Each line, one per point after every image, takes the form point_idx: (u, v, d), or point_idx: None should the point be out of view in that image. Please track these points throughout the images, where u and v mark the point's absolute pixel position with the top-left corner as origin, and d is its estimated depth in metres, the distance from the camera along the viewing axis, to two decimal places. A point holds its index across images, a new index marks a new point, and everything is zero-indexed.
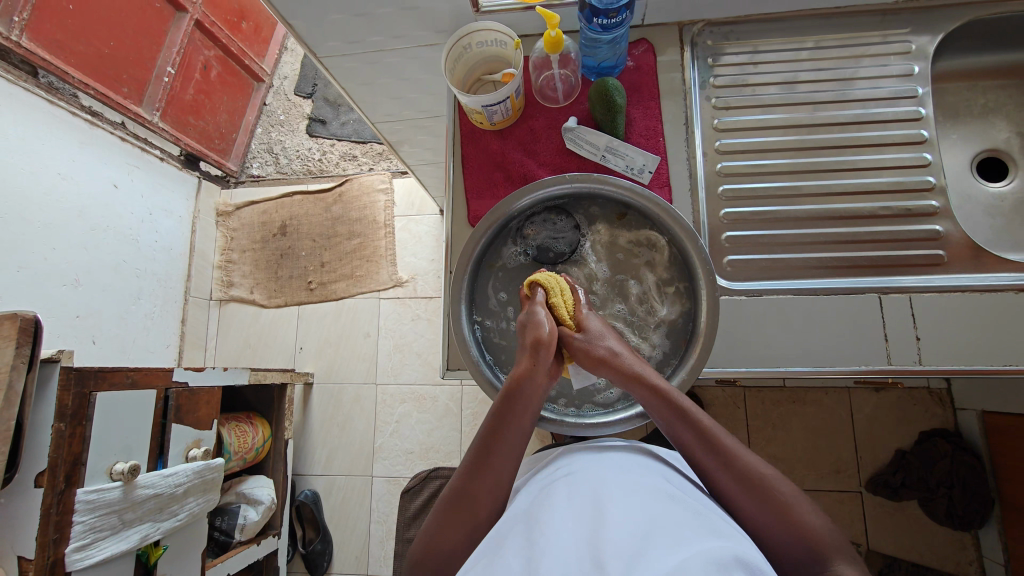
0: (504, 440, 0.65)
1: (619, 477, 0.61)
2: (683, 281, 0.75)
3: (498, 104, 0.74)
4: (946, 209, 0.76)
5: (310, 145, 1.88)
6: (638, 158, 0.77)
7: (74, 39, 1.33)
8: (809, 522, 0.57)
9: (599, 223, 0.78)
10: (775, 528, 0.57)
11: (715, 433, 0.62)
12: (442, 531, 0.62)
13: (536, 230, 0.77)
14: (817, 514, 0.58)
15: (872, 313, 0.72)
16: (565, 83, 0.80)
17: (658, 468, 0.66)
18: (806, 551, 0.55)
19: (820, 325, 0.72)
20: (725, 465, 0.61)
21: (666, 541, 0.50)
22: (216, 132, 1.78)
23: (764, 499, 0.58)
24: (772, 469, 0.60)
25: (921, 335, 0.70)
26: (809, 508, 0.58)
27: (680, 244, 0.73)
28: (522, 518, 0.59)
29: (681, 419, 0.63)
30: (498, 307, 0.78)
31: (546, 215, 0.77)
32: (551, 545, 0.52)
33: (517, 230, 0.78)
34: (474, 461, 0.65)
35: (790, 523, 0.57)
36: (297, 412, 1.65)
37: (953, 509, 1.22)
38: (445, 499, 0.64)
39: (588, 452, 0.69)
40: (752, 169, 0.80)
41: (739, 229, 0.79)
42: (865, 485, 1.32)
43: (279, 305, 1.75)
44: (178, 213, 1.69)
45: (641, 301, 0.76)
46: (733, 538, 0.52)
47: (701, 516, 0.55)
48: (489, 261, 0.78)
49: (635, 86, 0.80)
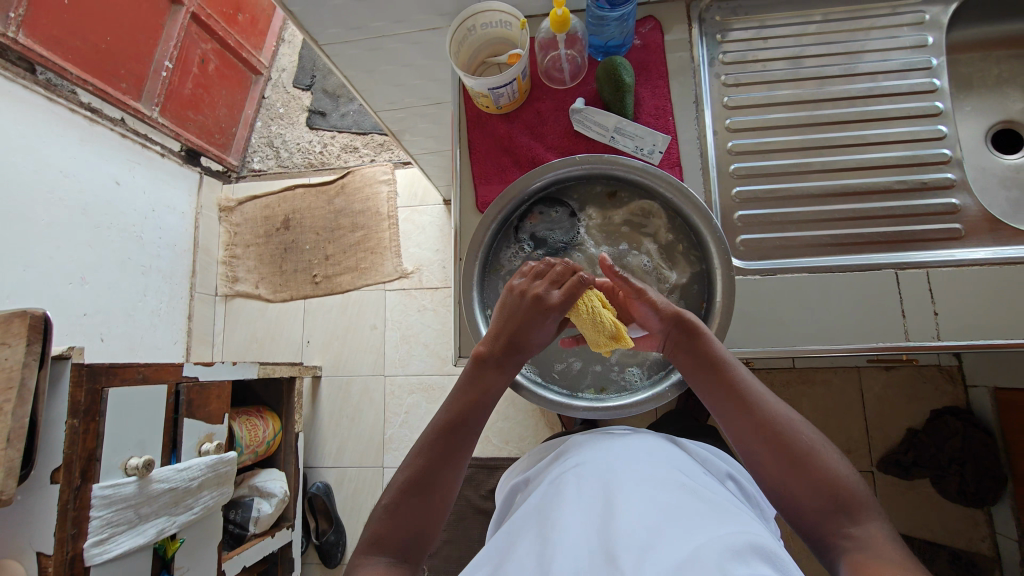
0: (468, 417, 0.64)
1: (628, 465, 0.61)
2: (688, 241, 0.74)
3: (504, 85, 0.73)
4: (962, 182, 0.75)
5: (310, 138, 1.87)
6: (648, 138, 0.76)
7: (69, 34, 1.31)
8: (836, 473, 0.56)
9: (592, 208, 0.77)
10: (805, 482, 0.56)
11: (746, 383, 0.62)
12: (398, 511, 0.58)
13: (533, 220, 0.76)
14: (843, 467, 0.58)
15: (890, 289, 0.71)
16: (572, 63, 0.78)
17: (673, 455, 0.65)
18: (840, 502, 0.55)
19: (836, 301, 0.71)
20: (763, 417, 0.60)
21: (679, 530, 0.49)
22: (215, 126, 1.77)
23: (795, 452, 0.57)
24: (796, 417, 0.61)
25: (940, 309, 0.69)
26: (836, 459, 0.58)
27: (682, 210, 0.73)
28: (533, 511, 0.59)
29: (712, 369, 0.63)
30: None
31: (540, 206, 0.77)
32: (563, 539, 0.51)
33: (513, 225, 0.76)
34: (432, 440, 0.63)
35: (819, 476, 0.56)
36: (306, 406, 1.65)
37: (965, 486, 1.22)
38: (401, 479, 0.61)
39: (599, 439, 0.69)
40: (763, 146, 0.79)
41: (750, 208, 0.78)
42: (876, 464, 1.32)
43: (284, 299, 1.75)
44: (180, 209, 1.68)
45: (651, 274, 0.75)
46: (748, 524, 0.52)
47: (715, 505, 0.55)
48: (491, 262, 0.76)
49: (643, 65, 0.79)
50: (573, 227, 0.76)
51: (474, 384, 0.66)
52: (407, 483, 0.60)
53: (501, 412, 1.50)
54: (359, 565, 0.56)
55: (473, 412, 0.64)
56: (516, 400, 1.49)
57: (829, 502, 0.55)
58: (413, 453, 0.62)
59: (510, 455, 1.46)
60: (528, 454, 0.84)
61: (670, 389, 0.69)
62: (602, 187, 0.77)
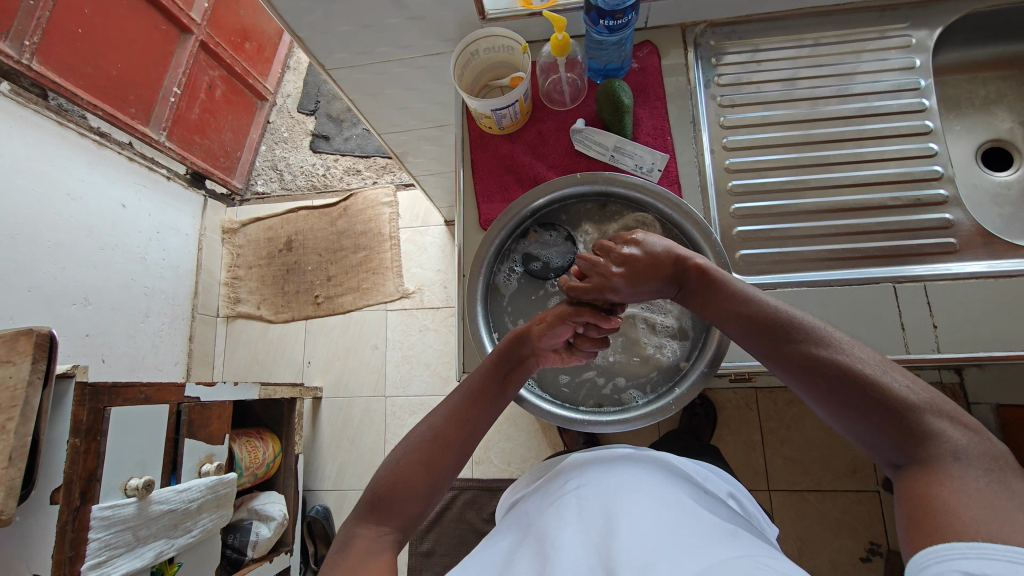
0: (491, 394, 0.68)
1: (629, 484, 0.61)
2: (684, 248, 0.75)
3: (507, 107, 0.75)
4: (955, 198, 0.77)
5: (313, 161, 1.90)
6: (647, 156, 0.78)
7: (81, 61, 1.35)
8: (888, 394, 0.52)
9: (587, 224, 0.78)
10: (856, 414, 0.53)
11: (772, 321, 0.60)
12: (404, 469, 0.62)
13: (530, 240, 0.77)
14: (900, 383, 0.52)
15: (888, 303, 0.72)
16: (572, 86, 0.81)
17: (673, 479, 0.65)
18: (898, 428, 0.51)
19: (835, 314, 0.72)
20: (793, 355, 0.58)
21: (684, 549, 0.49)
22: (221, 150, 1.80)
23: (830, 378, 0.55)
24: (838, 342, 0.56)
25: (938, 322, 0.70)
26: (890, 379, 0.53)
27: (679, 224, 0.74)
28: (535, 529, 0.59)
29: (735, 318, 0.63)
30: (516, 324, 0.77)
31: (533, 228, 0.77)
32: (563, 556, 0.52)
33: (508, 249, 0.77)
34: (440, 413, 0.66)
35: (869, 402, 0.52)
36: (306, 428, 1.64)
37: None
38: (406, 445, 0.64)
39: (597, 459, 0.69)
40: (759, 164, 0.81)
41: (749, 224, 0.80)
42: (881, 484, 1.30)
43: (286, 320, 1.75)
44: (185, 231, 1.70)
45: None
46: (754, 548, 0.52)
47: (718, 528, 0.55)
48: (491, 289, 0.77)
49: (641, 87, 0.81)
50: (566, 245, 0.76)
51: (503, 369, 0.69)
52: (420, 442, 0.64)
53: (504, 432, 1.49)
54: (357, 524, 0.58)
55: (497, 392, 0.68)
56: (518, 420, 1.48)
57: (885, 430, 0.51)
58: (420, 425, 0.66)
59: (513, 476, 1.45)
60: (525, 475, 0.83)
61: (673, 402, 0.70)
62: (594, 204, 0.78)
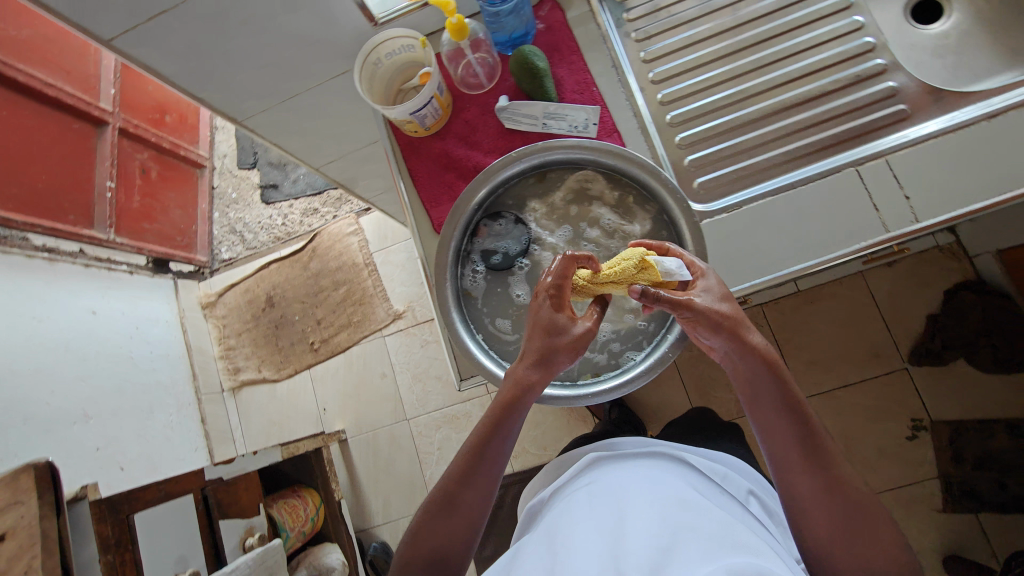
0: (492, 446, 0.65)
1: (638, 483, 0.62)
2: (636, 191, 0.72)
3: (424, 106, 0.73)
4: (893, 64, 0.74)
5: (269, 213, 1.87)
6: (578, 114, 0.76)
7: (5, 184, 1.31)
8: (894, 556, 0.54)
9: (534, 200, 0.75)
10: (858, 552, 0.55)
11: (818, 436, 0.59)
12: (422, 535, 0.63)
13: (483, 235, 0.74)
14: (906, 553, 0.55)
15: (856, 188, 0.70)
16: (484, 65, 0.79)
17: (684, 474, 0.67)
18: None
19: (807, 215, 0.71)
20: (823, 479, 0.57)
21: (689, 548, 0.49)
22: (174, 229, 1.78)
23: (852, 515, 0.56)
24: (865, 490, 0.57)
25: (909, 192, 0.68)
26: (898, 545, 0.55)
27: (625, 170, 0.71)
28: (550, 523, 0.61)
29: (789, 413, 0.60)
30: (496, 320, 0.73)
31: (482, 221, 0.74)
32: (575, 549, 0.53)
33: (465, 251, 0.74)
34: (460, 464, 0.65)
35: (875, 551, 0.54)
36: (341, 472, 1.64)
37: (1000, 355, 1.30)
38: (430, 502, 0.65)
39: (610, 462, 0.70)
40: (692, 88, 0.79)
41: (698, 150, 0.77)
42: (908, 359, 1.39)
43: (290, 374, 1.74)
44: (164, 318, 1.68)
45: (613, 237, 0.72)
46: (759, 551, 0.51)
47: (724, 524, 0.55)
48: (461, 295, 0.73)
49: (553, 47, 0.79)
50: (519, 227, 0.73)
51: (500, 424, 0.65)
52: (433, 505, 0.64)
53: (531, 420, 1.48)
54: None
55: (497, 443, 0.65)
56: (541, 405, 1.48)
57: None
58: (442, 480, 0.65)
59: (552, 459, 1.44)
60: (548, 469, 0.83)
61: (670, 349, 0.68)
62: (534, 178, 0.75)
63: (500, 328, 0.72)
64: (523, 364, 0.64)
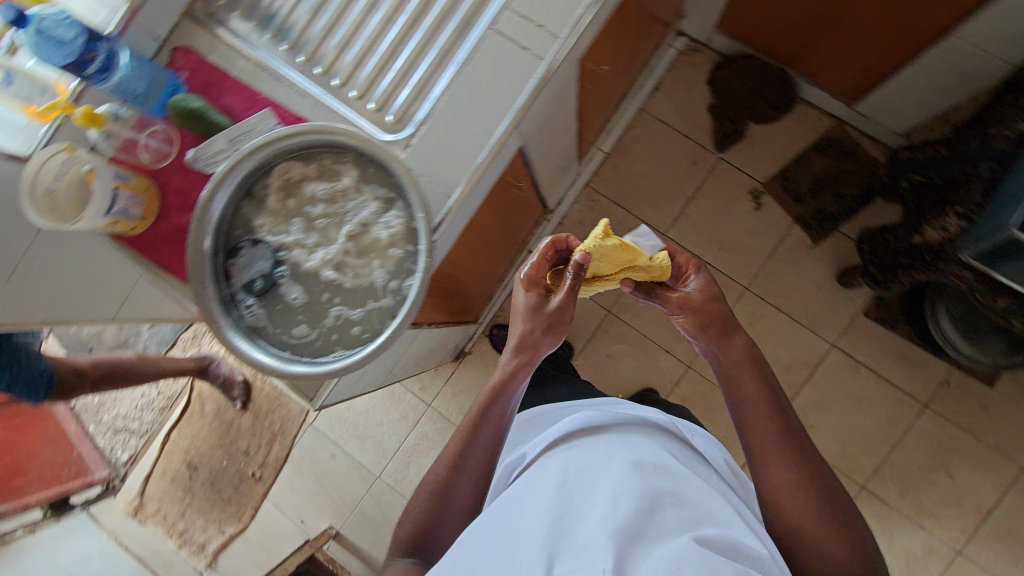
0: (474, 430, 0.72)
1: (613, 445, 0.64)
2: (325, 149, 0.75)
3: (114, 200, 0.75)
4: None
5: (140, 391, 1.80)
6: (257, 124, 0.78)
7: None
8: (830, 497, 0.63)
9: (257, 216, 0.76)
10: (801, 497, 0.63)
11: (786, 412, 0.69)
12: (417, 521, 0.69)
13: (236, 273, 0.74)
14: (844, 496, 0.64)
15: (502, 42, 0.75)
16: (161, 138, 0.82)
17: (653, 432, 0.71)
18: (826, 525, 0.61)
19: (482, 86, 0.76)
20: (784, 438, 0.66)
21: (668, 528, 0.52)
22: (55, 464, 1.64)
23: (799, 458, 0.65)
24: (813, 450, 0.67)
25: (540, 21, 0.75)
26: (832, 485, 0.64)
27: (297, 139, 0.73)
28: (532, 477, 0.64)
29: (777, 400, 0.69)
30: (295, 331, 0.73)
31: (228, 264, 0.74)
32: (575, 517, 0.53)
33: (228, 294, 0.73)
34: (459, 446, 0.71)
35: (815, 496, 0.62)
36: (351, 564, 1.59)
37: (774, 100, 1.47)
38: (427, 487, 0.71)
39: (580, 418, 0.72)
40: (333, 45, 0.79)
41: (372, 93, 0.78)
42: (717, 149, 1.54)
43: (252, 515, 1.66)
44: (96, 549, 1.56)
45: (334, 197, 0.76)
46: (721, 522, 0.55)
47: (698, 496, 0.58)
48: (250, 333, 0.73)
49: (206, 85, 0.81)
50: (261, 246, 0.74)
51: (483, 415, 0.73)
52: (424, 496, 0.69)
53: None
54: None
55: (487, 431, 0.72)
56: None
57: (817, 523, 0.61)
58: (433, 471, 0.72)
59: None
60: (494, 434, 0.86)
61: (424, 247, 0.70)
62: (248, 200, 0.75)
63: (301, 336, 0.73)
64: (517, 359, 0.76)
